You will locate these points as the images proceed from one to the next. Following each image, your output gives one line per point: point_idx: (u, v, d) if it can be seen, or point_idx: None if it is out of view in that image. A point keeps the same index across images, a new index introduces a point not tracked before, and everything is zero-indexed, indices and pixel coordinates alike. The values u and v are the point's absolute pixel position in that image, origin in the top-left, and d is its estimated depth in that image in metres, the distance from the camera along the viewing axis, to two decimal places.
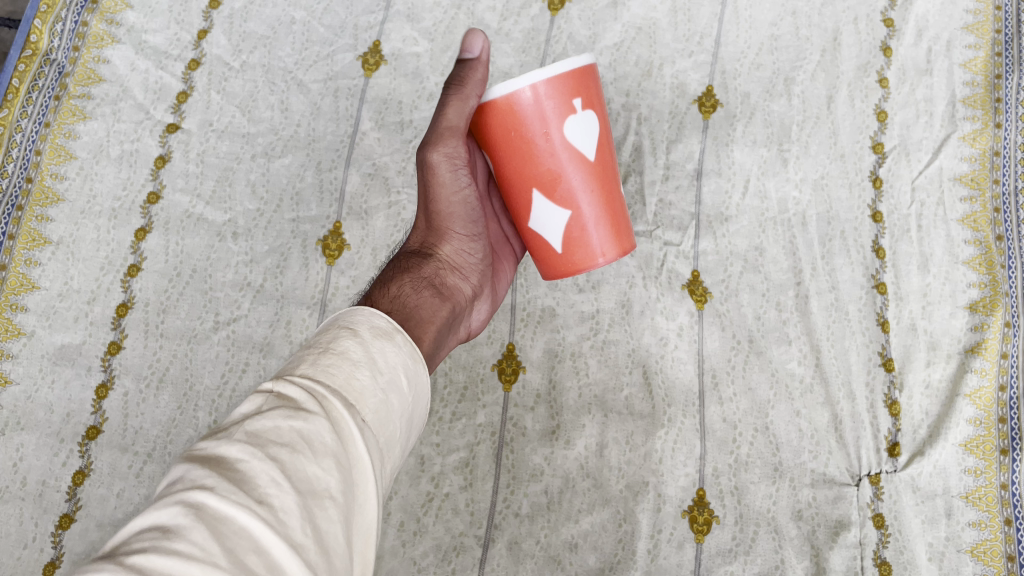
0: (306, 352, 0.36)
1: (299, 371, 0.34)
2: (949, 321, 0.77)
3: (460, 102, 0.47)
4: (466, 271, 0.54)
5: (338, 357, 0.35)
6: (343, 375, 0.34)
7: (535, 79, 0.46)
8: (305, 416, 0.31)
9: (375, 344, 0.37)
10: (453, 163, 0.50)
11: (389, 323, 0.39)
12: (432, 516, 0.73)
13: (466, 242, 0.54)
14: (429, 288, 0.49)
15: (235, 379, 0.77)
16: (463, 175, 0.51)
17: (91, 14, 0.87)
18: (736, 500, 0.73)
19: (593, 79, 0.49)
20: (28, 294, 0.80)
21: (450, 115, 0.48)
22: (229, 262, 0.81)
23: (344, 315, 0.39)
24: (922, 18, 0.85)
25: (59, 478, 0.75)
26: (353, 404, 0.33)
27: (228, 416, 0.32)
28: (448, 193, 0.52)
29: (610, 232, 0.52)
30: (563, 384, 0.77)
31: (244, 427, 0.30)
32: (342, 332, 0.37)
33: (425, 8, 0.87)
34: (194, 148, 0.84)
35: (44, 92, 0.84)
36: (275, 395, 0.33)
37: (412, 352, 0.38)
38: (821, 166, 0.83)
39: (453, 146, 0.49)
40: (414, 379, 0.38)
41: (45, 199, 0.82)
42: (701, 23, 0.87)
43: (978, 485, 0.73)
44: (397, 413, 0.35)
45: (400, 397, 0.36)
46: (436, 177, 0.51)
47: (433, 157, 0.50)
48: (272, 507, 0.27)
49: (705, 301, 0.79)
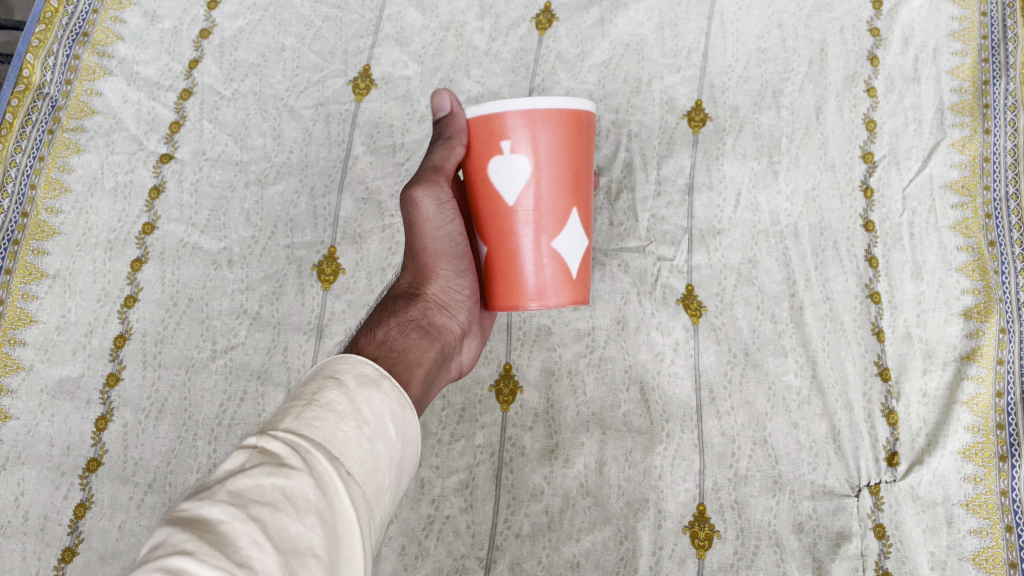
0: (291, 402, 0.37)
1: (283, 425, 0.36)
2: (944, 329, 0.77)
3: (445, 148, 0.52)
4: (455, 308, 0.56)
5: (323, 409, 0.36)
6: (327, 427, 0.36)
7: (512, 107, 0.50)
8: (287, 473, 0.33)
9: (361, 393, 0.38)
10: (438, 200, 0.53)
11: (376, 369, 0.40)
12: (433, 539, 0.73)
13: (453, 279, 0.56)
14: (416, 330, 0.52)
15: (234, 408, 0.77)
16: (447, 210, 0.54)
17: (83, 47, 0.88)
18: (736, 514, 0.73)
19: (582, 128, 0.52)
20: (26, 328, 0.80)
21: (436, 158, 0.53)
22: (226, 290, 0.81)
23: (330, 361, 0.40)
24: (908, 27, 0.86)
25: (60, 511, 0.75)
26: (337, 456, 0.35)
27: (214, 472, 0.34)
28: (433, 228, 0.54)
29: (566, 278, 0.55)
30: (561, 403, 0.77)
31: (227, 486, 0.32)
32: (328, 381, 0.38)
33: (414, 31, 0.88)
34: (188, 177, 0.85)
35: (37, 127, 0.85)
36: (258, 450, 0.34)
37: (399, 396, 0.40)
38: (812, 177, 0.83)
39: (436, 185, 0.53)
40: (403, 425, 0.39)
41: (41, 233, 0.83)
42: (688, 38, 0.87)
43: (978, 492, 0.73)
44: (385, 462, 0.37)
45: (387, 444, 0.37)
46: (420, 215, 0.54)
47: (418, 195, 0.53)
48: (253, 569, 0.28)
49: (699, 315, 0.79)
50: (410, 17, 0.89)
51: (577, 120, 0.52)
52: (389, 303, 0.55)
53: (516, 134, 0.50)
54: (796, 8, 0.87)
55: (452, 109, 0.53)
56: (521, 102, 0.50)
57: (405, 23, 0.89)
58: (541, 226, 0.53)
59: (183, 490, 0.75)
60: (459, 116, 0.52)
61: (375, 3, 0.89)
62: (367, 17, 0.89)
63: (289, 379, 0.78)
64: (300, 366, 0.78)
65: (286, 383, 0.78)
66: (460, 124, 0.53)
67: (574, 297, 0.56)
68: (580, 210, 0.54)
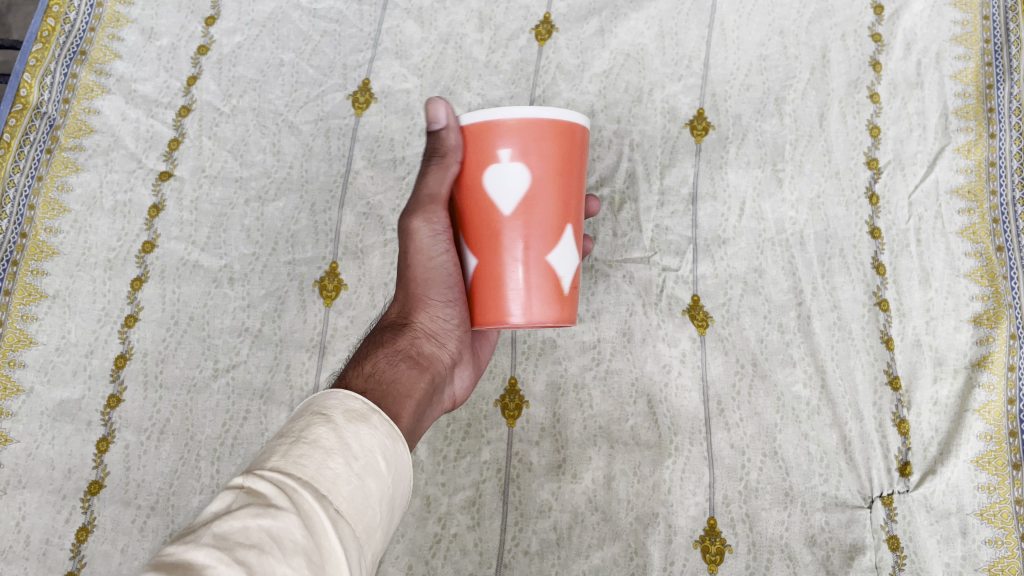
0: (280, 441, 0.39)
1: (270, 465, 0.37)
2: (954, 336, 0.76)
3: (441, 169, 0.53)
4: (443, 337, 0.57)
5: (310, 446, 0.38)
6: (315, 465, 0.37)
7: (503, 118, 0.50)
8: (274, 514, 0.33)
9: (350, 429, 0.39)
10: (432, 230, 0.54)
11: (365, 405, 0.41)
12: (440, 558, 0.72)
13: (442, 309, 0.56)
14: (406, 360, 0.53)
15: (236, 428, 0.76)
16: (441, 242, 0.54)
17: (81, 65, 0.88)
18: (747, 528, 0.72)
19: (575, 139, 0.52)
20: (26, 350, 0.79)
21: (431, 184, 0.53)
22: (227, 308, 0.80)
23: (320, 398, 0.41)
24: (910, 32, 0.85)
25: (63, 535, 0.74)
26: (325, 495, 0.36)
27: (199, 515, 0.34)
28: (426, 259, 0.55)
29: (555, 294, 0.54)
30: (567, 417, 0.76)
31: (212, 529, 0.32)
32: (316, 418, 0.39)
33: (413, 44, 0.88)
34: (187, 195, 0.84)
35: (35, 146, 0.85)
36: (245, 490, 0.35)
37: (388, 431, 0.41)
38: (816, 184, 0.82)
39: (434, 212, 0.54)
40: (393, 459, 0.40)
41: (40, 253, 0.82)
42: (688, 47, 0.87)
43: (993, 501, 0.72)
44: (375, 497, 0.38)
45: (377, 480, 0.39)
46: (416, 246, 0.54)
47: (416, 224, 0.54)
48: None
49: (706, 325, 0.78)
50: (409, 29, 0.88)
51: (532, 127, 0.50)
52: (378, 334, 0.56)
53: (507, 142, 0.50)
54: (797, 15, 0.87)
55: (448, 123, 0.52)
56: (514, 109, 0.50)
57: (404, 36, 0.88)
58: (535, 234, 0.52)
59: (186, 511, 0.75)
60: (452, 131, 0.52)
61: (374, 17, 0.89)
62: (365, 31, 0.88)
63: (292, 397, 0.77)
64: (303, 383, 0.77)
65: (289, 401, 0.77)
66: (453, 139, 0.52)
67: (563, 318, 0.55)
68: (567, 226, 0.53)
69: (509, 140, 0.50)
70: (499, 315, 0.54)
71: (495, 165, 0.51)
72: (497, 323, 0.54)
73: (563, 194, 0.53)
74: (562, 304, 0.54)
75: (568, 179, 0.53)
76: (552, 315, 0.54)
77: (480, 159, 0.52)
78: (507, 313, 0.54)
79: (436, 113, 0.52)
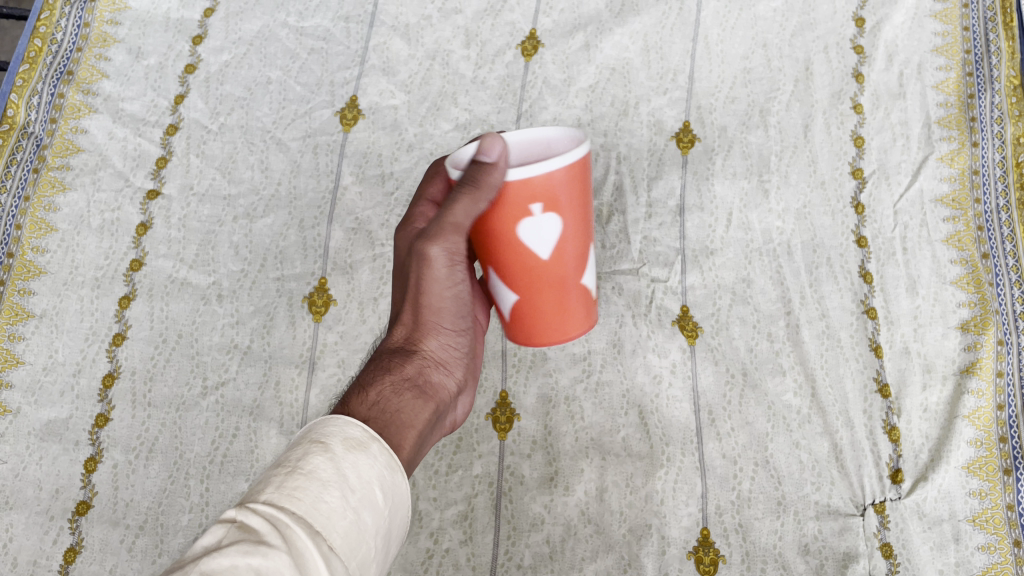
0: (276, 470, 0.37)
1: (264, 496, 0.36)
2: (942, 342, 0.77)
3: (474, 205, 0.43)
4: (452, 365, 0.52)
5: (306, 478, 0.36)
6: (309, 499, 0.36)
7: (570, 167, 0.43)
8: (265, 551, 0.33)
9: (348, 459, 0.38)
10: (452, 259, 0.48)
11: (365, 432, 0.40)
12: (433, 573, 0.71)
13: (452, 335, 0.52)
14: (412, 388, 0.47)
15: (226, 445, 0.76)
16: (459, 269, 0.49)
17: (67, 85, 0.88)
18: (741, 538, 0.72)
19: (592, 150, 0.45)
20: (12, 369, 0.79)
21: (458, 218, 0.45)
22: (215, 325, 0.80)
23: (319, 425, 0.40)
24: (891, 43, 0.87)
25: (51, 557, 0.73)
26: (320, 531, 0.35)
27: (190, 549, 0.35)
28: (442, 287, 0.49)
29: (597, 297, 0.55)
30: (559, 430, 0.76)
31: (200, 566, 0.32)
32: (314, 447, 0.38)
33: (400, 61, 0.89)
34: (175, 213, 0.84)
35: (22, 166, 0.85)
36: (237, 524, 0.35)
37: (388, 461, 0.39)
38: (802, 195, 0.83)
39: (456, 242, 0.47)
40: (392, 490, 0.39)
41: (27, 272, 0.82)
42: (673, 60, 0.88)
43: (985, 507, 0.72)
44: (371, 532, 0.37)
45: (374, 513, 0.37)
46: (429, 273, 0.48)
47: (434, 253, 0.47)
48: None
49: (696, 335, 0.78)
50: (396, 47, 0.89)
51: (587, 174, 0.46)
52: (383, 357, 0.49)
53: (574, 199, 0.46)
54: (780, 28, 0.88)
55: (499, 160, 0.41)
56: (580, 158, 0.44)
57: (391, 53, 0.89)
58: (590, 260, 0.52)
59: (175, 531, 0.73)
60: (501, 169, 0.42)
61: (361, 34, 0.90)
62: (352, 48, 0.89)
63: (282, 413, 0.76)
64: (292, 400, 0.77)
65: (279, 418, 0.76)
66: (495, 178, 0.42)
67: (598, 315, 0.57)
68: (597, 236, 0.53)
69: (540, 195, 0.44)
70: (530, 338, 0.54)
71: (526, 222, 0.45)
72: (532, 344, 0.54)
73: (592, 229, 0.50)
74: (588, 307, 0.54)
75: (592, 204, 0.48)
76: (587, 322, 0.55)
77: (509, 210, 0.44)
78: (547, 335, 0.54)
79: (493, 148, 0.41)
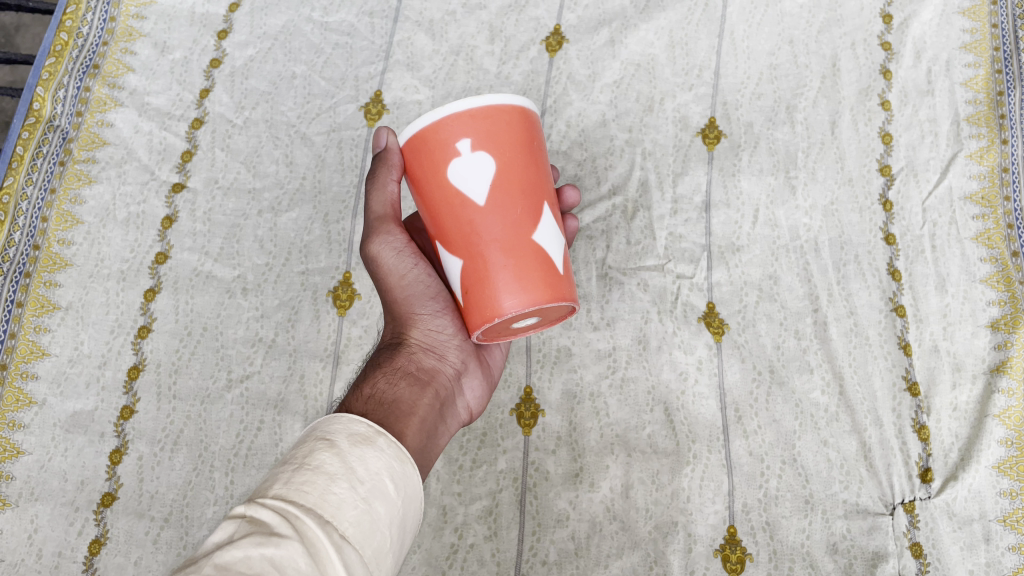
0: (284, 467, 0.38)
1: (273, 492, 0.36)
2: (972, 341, 0.76)
3: (381, 189, 0.53)
4: (442, 349, 0.55)
5: (313, 472, 0.37)
6: (318, 491, 0.36)
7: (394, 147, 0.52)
8: (276, 542, 0.33)
9: (354, 453, 0.38)
10: (393, 249, 0.54)
11: (370, 428, 0.40)
12: (457, 568, 0.71)
13: (432, 321, 0.55)
14: (407, 378, 0.51)
15: (250, 438, 0.75)
16: (408, 257, 0.54)
17: (93, 79, 0.89)
18: (768, 536, 0.71)
19: (422, 142, 0.49)
20: (38, 361, 0.79)
21: (377, 207, 0.54)
22: (240, 318, 0.80)
23: (324, 424, 0.41)
24: (919, 40, 0.86)
25: (75, 548, 0.73)
26: (330, 521, 0.35)
27: (202, 546, 0.35)
28: (398, 278, 0.54)
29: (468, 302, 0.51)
30: (584, 426, 0.75)
31: (213, 560, 0.32)
32: (319, 444, 0.39)
33: (424, 56, 0.89)
34: (201, 206, 0.84)
35: (48, 159, 0.85)
36: (247, 519, 0.35)
37: (396, 453, 0.40)
38: (830, 192, 0.82)
39: (387, 233, 0.54)
40: (403, 481, 0.39)
41: (53, 264, 0.82)
42: (699, 56, 0.87)
43: (1016, 507, 0.70)
44: (385, 521, 0.37)
45: (386, 504, 0.38)
46: (383, 267, 0.54)
47: (374, 248, 0.54)
48: None
49: (722, 332, 0.78)
50: (420, 42, 0.89)
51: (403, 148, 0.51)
52: (376, 356, 0.54)
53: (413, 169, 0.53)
54: (806, 24, 0.88)
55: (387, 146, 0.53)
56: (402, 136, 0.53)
57: (415, 48, 0.89)
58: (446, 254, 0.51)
59: (200, 524, 0.73)
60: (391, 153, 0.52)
61: (386, 29, 0.90)
62: (377, 43, 0.89)
63: (306, 407, 0.76)
64: (317, 394, 0.77)
65: (303, 411, 0.76)
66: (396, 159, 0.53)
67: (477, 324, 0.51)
68: (455, 232, 0.50)
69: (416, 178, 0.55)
70: (561, 310, 0.53)
71: None
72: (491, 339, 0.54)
73: (420, 198, 0.52)
74: (499, 286, 0.49)
75: (434, 188, 0.50)
76: (520, 299, 0.49)
77: None
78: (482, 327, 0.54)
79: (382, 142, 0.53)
